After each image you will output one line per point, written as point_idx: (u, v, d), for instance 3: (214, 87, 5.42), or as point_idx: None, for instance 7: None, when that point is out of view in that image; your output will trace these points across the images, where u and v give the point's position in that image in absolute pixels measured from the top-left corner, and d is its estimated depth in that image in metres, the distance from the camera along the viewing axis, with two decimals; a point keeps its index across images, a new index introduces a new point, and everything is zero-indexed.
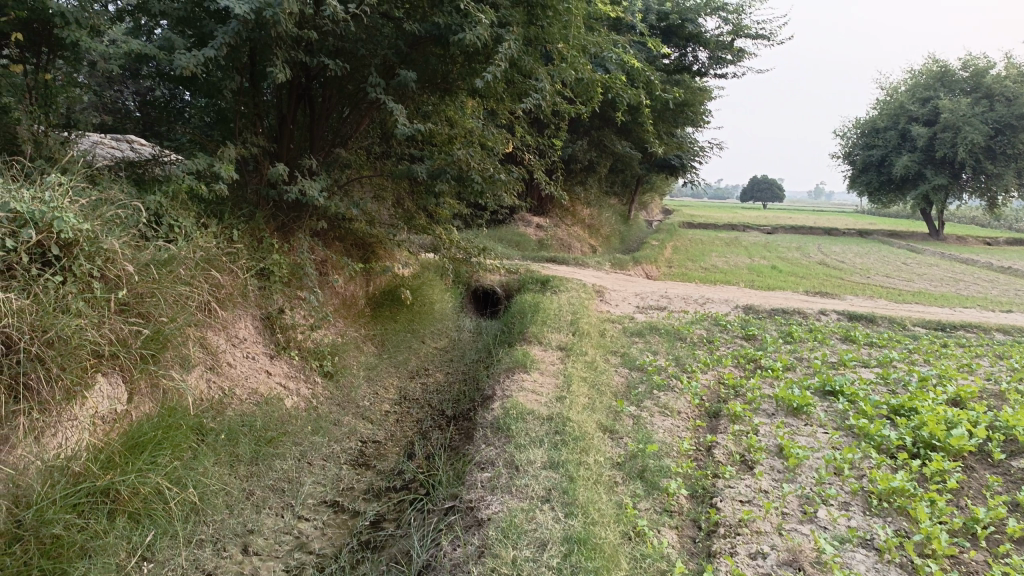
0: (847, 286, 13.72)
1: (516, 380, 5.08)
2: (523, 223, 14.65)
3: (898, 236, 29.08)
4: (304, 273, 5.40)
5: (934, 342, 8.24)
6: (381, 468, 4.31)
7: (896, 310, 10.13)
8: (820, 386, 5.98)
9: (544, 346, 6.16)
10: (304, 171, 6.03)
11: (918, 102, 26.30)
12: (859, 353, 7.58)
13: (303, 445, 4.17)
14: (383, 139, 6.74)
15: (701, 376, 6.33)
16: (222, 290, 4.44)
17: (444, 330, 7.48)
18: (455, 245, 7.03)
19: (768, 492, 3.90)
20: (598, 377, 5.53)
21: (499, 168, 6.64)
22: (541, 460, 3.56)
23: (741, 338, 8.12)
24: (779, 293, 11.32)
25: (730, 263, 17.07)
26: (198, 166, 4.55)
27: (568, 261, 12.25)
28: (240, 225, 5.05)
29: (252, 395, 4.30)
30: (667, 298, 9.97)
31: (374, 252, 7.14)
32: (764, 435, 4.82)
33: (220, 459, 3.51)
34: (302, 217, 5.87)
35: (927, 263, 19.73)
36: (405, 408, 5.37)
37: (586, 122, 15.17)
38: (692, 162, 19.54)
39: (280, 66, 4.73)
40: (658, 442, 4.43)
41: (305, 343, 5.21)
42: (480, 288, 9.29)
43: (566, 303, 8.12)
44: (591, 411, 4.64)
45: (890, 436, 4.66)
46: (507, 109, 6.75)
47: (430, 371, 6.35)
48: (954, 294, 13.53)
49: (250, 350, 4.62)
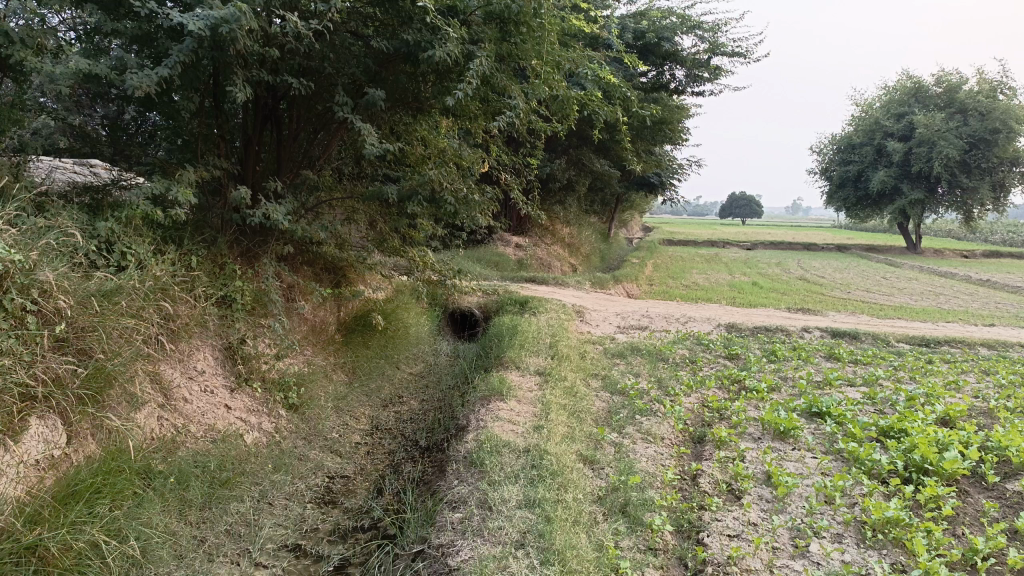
0: (828, 302, 13.62)
1: (491, 409, 4.85)
2: (502, 242, 14.46)
3: (876, 249, 29.23)
4: (268, 300, 5.16)
5: (919, 359, 8.10)
6: (348, 505, 4.05)
7: (879, 326, 10.01)
8: (806, 407, 5.80)
9: (521, 371, 5.94)
10: (270, 193, 5.79)
11: (893, 118, 26.53)
12: (844, 371, 7.42)
13: (263, 484, 3.92)
14: (354, 160, 6.53)
15: (685, 399, 6.13)
16: (177, 320, 4.20)
17: (419, 355, 7.24)
18: (429, 267, 6.81)
19: (757, 525, 3.70)
20: (578, 403, 5.32)
21: (473, 188, 6.44)
22: (516, 499, 3.33)
23: (724, 358, 7.94)
24: (761, 311, 11.20)
25: (711, 280, 16.98)
26: (154, 190, 4.31)
27: (547, 281, 12.07)
28: (200, 252, 4.81)
29: (208, 432, 4.05)
30: (649, 317, 9.79)
31: (345, 276, 6.90)
32: (751, 461, 4.62)
33: (168, 505, 3.26)
34: (267, 241, 5.63)
35: (906, 277, 19.75)
36: (376, 440, 5.12)
37: (564, 140, 15.07)
38: (671, 179, 19.50)
39: (240, 85, 4.52)
40: (641, 473, 4.22)
41: (269, 373, 4.96)
42: (458, 310, 9.07)
43: (545, 324, 7.92)
44: (570, 441, 4.42)
45: (880, 461, 4.47)
46: (481, 128, 6.57)
47: (404, 399, 6.11)
48: (935, 309, 13.47)
49: (207, 384, 4.38)
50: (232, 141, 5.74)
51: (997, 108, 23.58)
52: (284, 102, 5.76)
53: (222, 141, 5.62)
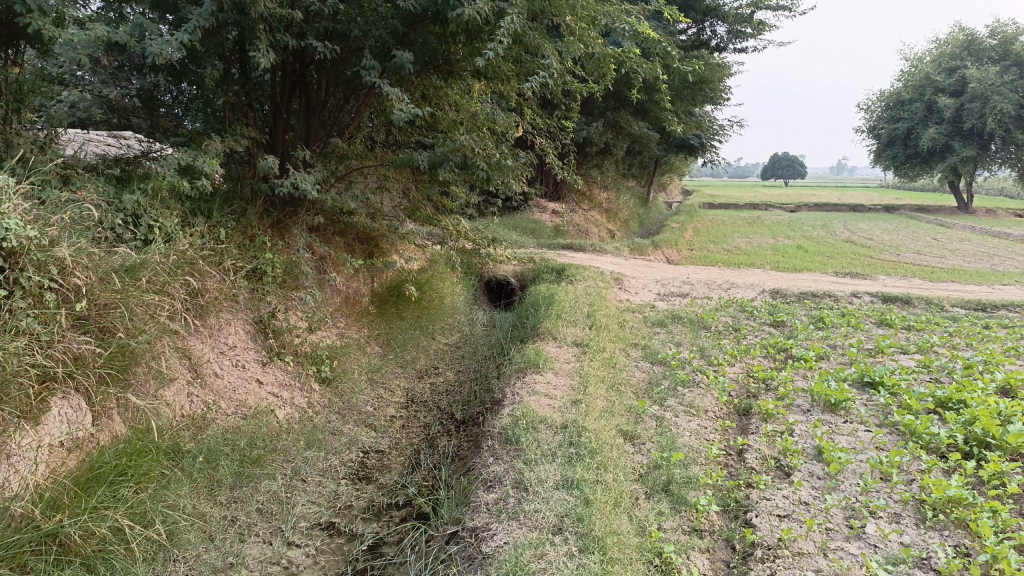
0: (875, 265, 13.16)
1: (528, 382, 4.71)
2: (539, 209, 14.24)
3: (926, 210, 28.29)
4: (299, 272, 5.05)
5: (975, 324, 7.75)
6: (382, 481, 3.96)
7: (932, 290, 9.61)
8: (858, 377, 5.55)
9: (559, 342, 5.78)
10: (300, 163, 5.66)
11: (944, 72, 25.47)
12: (896, 338, 7.11)
13: (295, 461, 3.84)
14: (385, 126, 6.36)
15: (729, 369, 5.92)
16: (205, 295, 4.12)
17: (455, 325, 7.12)
18: (463, 236, 6.65)
19: (808, 505, 3.51)
20: (618, 375, 5.15)
21: (507, 153, 6.23)
22: (554, 479, 3.19)
23: (769, 325, 7.68)
24: (807, 276, 10.83)
25: (754, 244, 16.56)
26: (180, 162, 4.21)
27: (585, 248, 11.84)
28: (229, 223, 4.71)
29: (238, 408, 3.98)
30: (689, 284, 9.53)
31: (378, 246, 6.78)
32: (800, 435, 4.42)
33: (196, 486, 3.20)
34: (298, 212, 5.52)
35: (957, 238, 19.05)
36: (412, 413, 5.02)
37: (601, 103, 14.71)
38: (712, 141, 19.00)
39: (264, 50, 4.36)
40: (684, 449, 4.04)
41: (302, 347, 4.87)
42: (494, 280, 8.92)
43: (583, 293, 7.72)
44: (610, 415, 4.26)
45: (939, 435, 4.22)
46: (514, 91, 6.34)
47: (440, 371, 5.99)
48: (990, 271, 12.93)
49: (238, 359, 4.30)
50: (260, 109, 5.60)
51: None
52: (312, 68, 5.60)
53: (250, 110, 5.49)
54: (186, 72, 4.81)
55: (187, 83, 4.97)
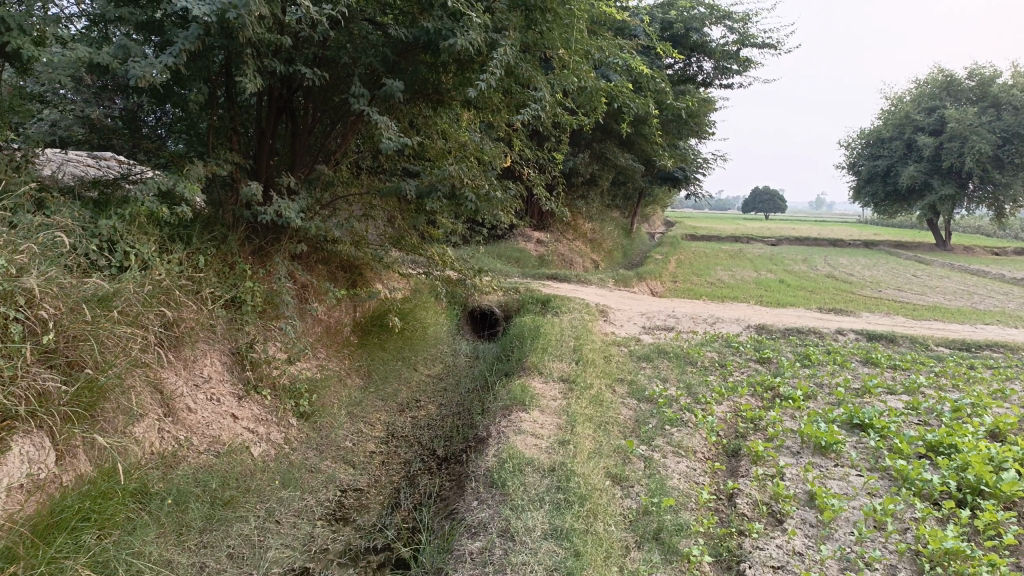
0: (858, 302, 13.20)
1: (513, 420, 4.58)
2: (524, 238, 14.17)
3: (905, 246, 28.60)
4: (280, 301, 4.90)
5: (960, 365, 7.72)
6: (360, 523, 3.80)
7: (916, 329, 9.61)
8: (847, 418, 5.47)
9: (545, 377, 5.66)
10: (284, 189, 5.54)
11: (923, 111, 25.90)
12: (883, 378, 7.06)
13: (270, 501, 3.68)
14: (371, 154, 6.27)
15: (716, 408, 5.82)
16: (180, 325, 3.97)
17: (438, 356, 6.98)
18: (449, 266, 6.53)
19: (802, 556, 3.40)
20: (605, 413, 5.03)
21: (496, 184, 6.15)
22: (541, 528, 3.06)
23: (755, 361, 7.61)
24: (791, 311, 10.82)
25: (737, 277, 16.58)
26: (161, 187, 4.07)
27: (569, 278, 11.76)
28: (208, 251, 4.57)
29: (212, 445, 3.82)
30: (675, 317, 9.46)
31: (361, 274, 6.65)
32: (792, 479, 4.31)
33: (163, 530, 3.03)
34: (280, 239, 5.39)
35: (937, 276, 19.22)
36: (392, 449, 4.87)
37: (588, 134, 14.75)
38: (697, 174, 19.11)
39: (251, 75, 4.25)
40: (674, 493, 3.92)
41: (280, 379, 4.72)
42: (478, 309, 8.80)
43: (568, 325, 7.63)
44: (598, 456, 4.14)
45: (932, 482, 4.14)
46: (504, 121, 6.27)
47: (421, 404, 5.85)
48: (970, 309, 13.01)
49: (213, 392, 4.14)
50: (245, 134, 5.49)
51: None
52: (299, 94, 5.50)
53: (235, 134, 5.38)
54: (171, 94, 4.69)
55: (171, 105, 4.85)
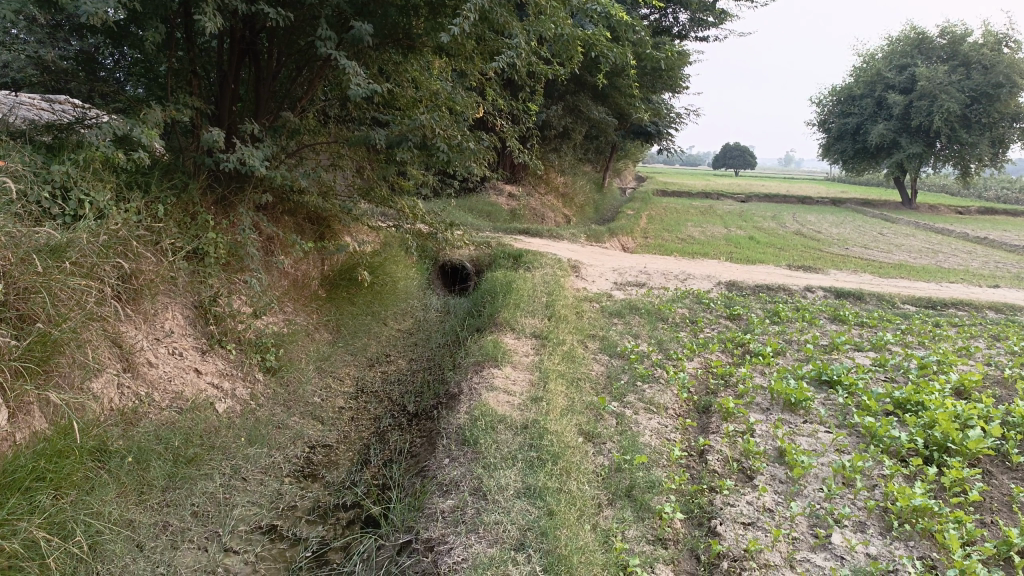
0: (826, 259, 13.29)
1: (484, 376, 4.53)
2: (495, 191, 14.01)
3: (872, 204, 28.88)
4: (245, 253, 4.75)
5: (926, 322, 7.81)
6: (329, 479, 3.74)
7: (883, 286, 9.70)
8: (816, 375, 5.50)
9: (516, 333, 5.60)
10: (248, 136, 5.34)
11: (895, 69, 25.93)
12: (851, 335, 7.12)
13: (235, 458, 3.59)
14: (339, 102, 6.06)
15: (687, 364, 5.82)
16: (139, 278, 3.82)
17: (408, 311, 6.89)
18: (419, 219, 6.39)
19: (773, 512, 3.41)
20: (577, 369, 5.00)
21: (468, 135, 6.00)
22: (513, 487, 3.02)
23: (726, 318, 7.63)
24: (761, 268, 10.86)
25: (708, 233, 16.61)
26: (116, 132, 3.88)
27: (541, 233, 11.67)
28: (168, 200, 4.39)
29: (175, 401, 3.71)
30: (646, 273, 9.44)
31: (329, 226, 6.49)
32: (762, 436, 4.33)
33: (123, 489, 2.93)
34: (244, 189, 5.20)
35: (902, 234, 19.43)
36: (362, 404, 4.79)
37: (561, 86, 14.52)
38: (669, 128, 18.98)
39: (210, 15, 4.04)
40: (645, 450, 3.90)
41: (246, 334, 4.59)
42: (449, 263, 8.68)
43: (539, 280, 7.55)
44: (571, 413, 4.11)
45: (900, 439, 4.17)
46: (477, 70, 6.09)
47: (391, 359, 5.77)
48: (934, 267, 13.18)
49: (174, 346, 4.02)
50: (206, 78, 5.26)
51: (1001, 62, 23.00)
52: (263, 36, 5.27)
53: (195, 78, 5.15)
54: (126, 34, 4.45)
55: (126, 45, 4.62)
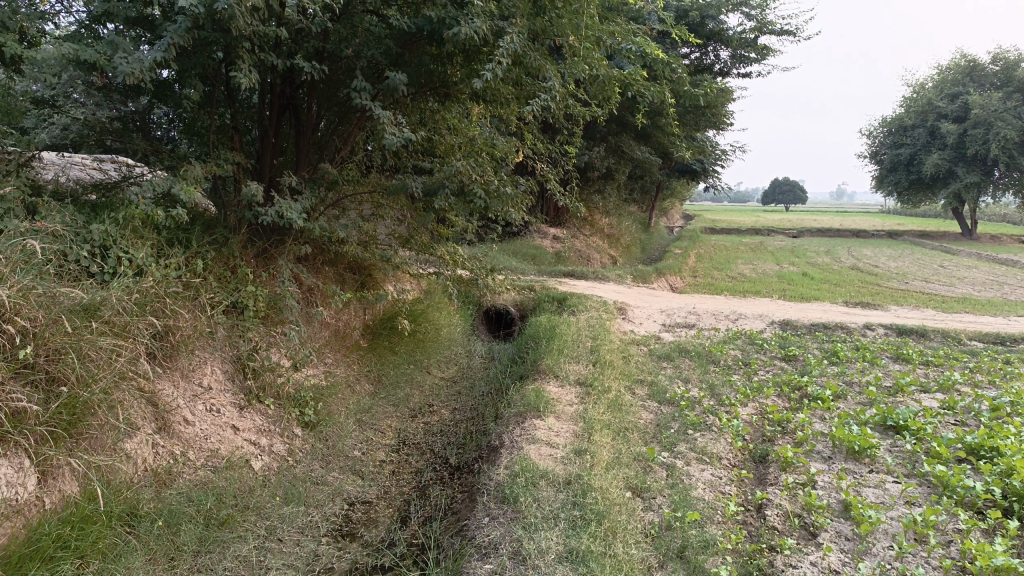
0: (884, 295, 12.83)
1: (527, 427, 4.37)
2: (540, 235, 13.96)
3: (930, 236, 28.03)
4: (283, 306, 4.72)
5: (996, 359, 7.39)
6: (367, 539, 3.61)
7: (947, 322, 9.26)
8: (880, 419, 5.20)
9: (561, 380, 5.44)
10: (288, 189, 5.36)
11: (946, 98, 25.36)
12: (916, 375, 6.76)
13: (270, 519, 3.48)
14: (379, 151, 6.07)
15: (741, 410, 5.57)
16: (175, 334, 3.80)
17: (452, 359, 6.79)
18: (460, 266, 6.32)
19: (839, 575, 3.15)
20: (624, 418, 4.81)
21: (507, 180, 5.94)
22: (555, 551, 2.84)
23: (781, 359, 7.34)
24: (815, 305, 10.50)
25: (759, 270, 16.22)
26: (156, 189, 3.89)
27: (587, 275, 11.52)
28: (208, 254, 4.38)
29: (210, 459, 3.64)
30: (696, 314, 9.19)
31: (370, 276, 6.45)
32: (824, 488, 4.06)
33: (152, 555, 2.86)
34: (284, 241, 5.19)
35: (964, 266, 18.71)
36: (403, 457, 4.67)
37: (603, 127, 14.52)
38: (715, 166, 18.76)
39: (246, 70, 4.07)
40: (698, 505, 3.68)
41: (285, 387, 4.53)
42: (493, 309, 8.59)
43: (585, 325, 7.39)
44: (618, 466, 3.93)
45: (975, 489, 3.86)
46: (515, 115, 6.04)
47: (434, 409, 5.65)
48: (1001, 300, 12.60)
49: (212, 403, 3.97)
50: (247, 132, 5.32)
51: None
52: (302, 90, 5.32)
53: (237, 133, 5.22)
54: (167, 93, 4.53)
55: (167, 104, 4.69)
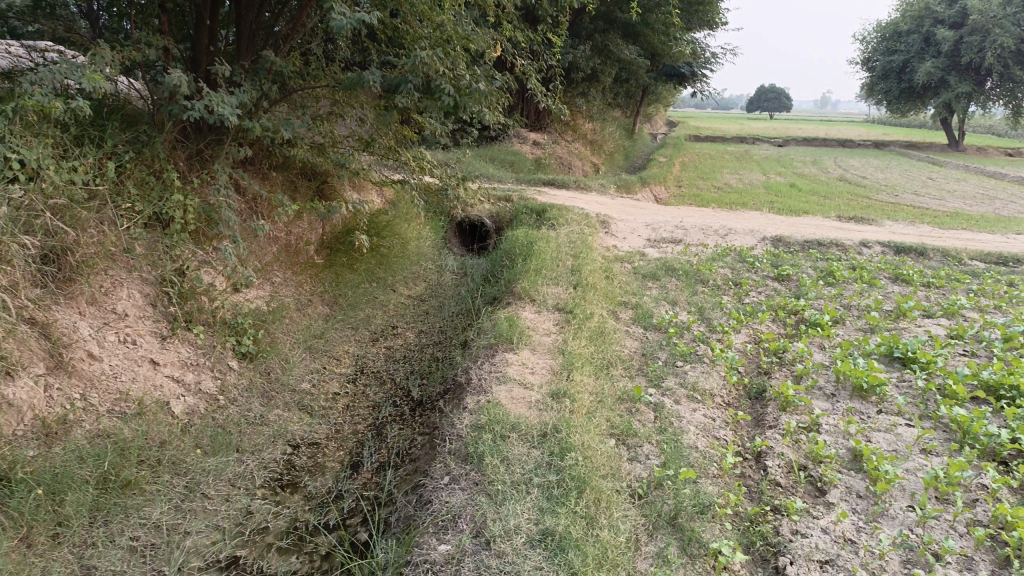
0: (872, 209, 12.31)
1: (498, 363, 3.85)
2: (519, 139, 13.19)
3: (918, 146, 27.42)
4: (218, 218, 4.05)
5: (1000, 282, 6.91)
6: (312, 490, 3.12)
7: (945, 240, 8.75)
8: (885, 350, 4.72)
9: (538, 306, 4.91)
10: (228, 82, 4.58)
11: (944, 2, 24.19)
12: (918, 298, 6.27)
13: (190, 473, 2.98)
14: (336, 40, 5.25)
15: (734, 338, 5.08)
16: (74, 254, 3.19)
17: (419, 274, 6.21)
18: (427, 172, 5.63)
19: (855, 546, 2.72)
20: (607, 349, 4.31)
21: (480, 76, 5.19)
22: (524, 533, 2.41)
23: (772, 279, 6.84)
24: (807, 220, 9.94)
25: (745, 181, 15.57)
26: (53, 78, 3.18)
27: (568, 184, 10.85)
28: (125, 155, 3.68)
29: (118, 402, 3.10)
30: (683, 229, 8.61)
31: (327, 183, 5.75)
32: (830, 432, 3.62)
33: (27, 533, 2.37)
34: (222, 142, 4.45)
35: (953, 179, 18.18)
36: (360, 388, 4.16)
37: (588, 24, 13.55)
38: (703, 70, 17.79)
39: None
40: (691, 456, 3.21)
41: (218, 313, 3.91)
42: (466, 220, 7.98)
43: (565, 240, 6.80)
44: (600, 411, 3.43)
45: (1000, 437, 3.41)
46: (490, 0, 5.21)
47: (398, 331, 5.13)
48: (993, 216, 12.08)
49: (126, 333, 3.39)
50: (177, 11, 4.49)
51: None
52: None
53: (167, 15, 4.42)
54: None
55: None
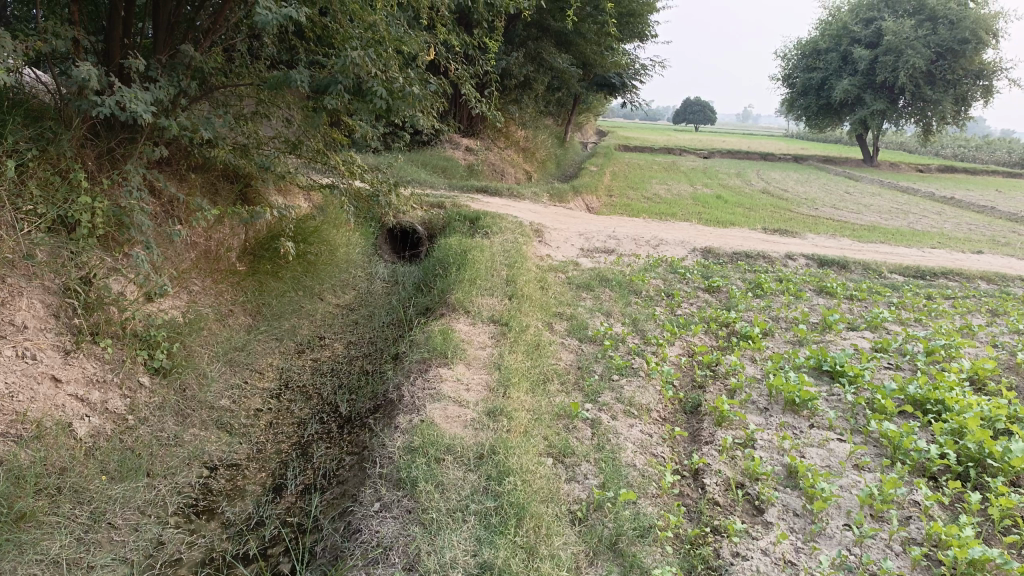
0: (795, 221, 12.64)
1: (432, 378, 3.70)
2: (451, 145, 13.03)
3: (835, 161, 28.46)
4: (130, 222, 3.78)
5: (918, 295, 7.12)
6: (230, 517, 2.91)
7: (865, 253, 9.00)
8: (815, 363, 4.77)
9: (472, 317, 4.77)
10: (144, 77, 4.30)
11: (861, 23, 25.16)
12: (842, 311, 6.40)
13: (93, 503, 2.74)
14: (261, 36, 5.00)
15: (669, 350, 5.05)
16: None
17: (348, 283, 5.99)
18: (358, 177, 5.44)
19: (796, 568, 2.68)
20: (543, 363, 4.21)
21: (414, 79, 5.03)
22: (461, 566, 2.27)
23: (704, 290, 6.88)
24: (734, 231, 10.10)
25: (674, 191, 15.80)
26: None
27: (500, 192, 10.76)
28: (28, 153, 3.37)
29: (15, 424, 2.80)
30: (615, 238, 8.62)
31: (251, 186, 5.49)
32: (765, 448, 3.60)
33: None
34: (136, 140, 4.16)
35: (869, 193, 18.87)
36: (284, 404, 3.94)
37: (521, 31, 13.51)
38: (633, 81, 17.99)
39: None
40: (630, 476, 3.13)
41: (130, 325, 3.64)
42: (397, 226, 7.78)
43: (498, 249, 6.69)
44: (537, 429, 3.32)
45: (929, 452, 3.45)
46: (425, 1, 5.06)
47: (325, 342, 4.91)
48: (908, 230, 12.53)
49: (24, 347, 3.10)
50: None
51: (969, 17, 22.18)
52: None
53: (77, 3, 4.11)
54: None
55: None
